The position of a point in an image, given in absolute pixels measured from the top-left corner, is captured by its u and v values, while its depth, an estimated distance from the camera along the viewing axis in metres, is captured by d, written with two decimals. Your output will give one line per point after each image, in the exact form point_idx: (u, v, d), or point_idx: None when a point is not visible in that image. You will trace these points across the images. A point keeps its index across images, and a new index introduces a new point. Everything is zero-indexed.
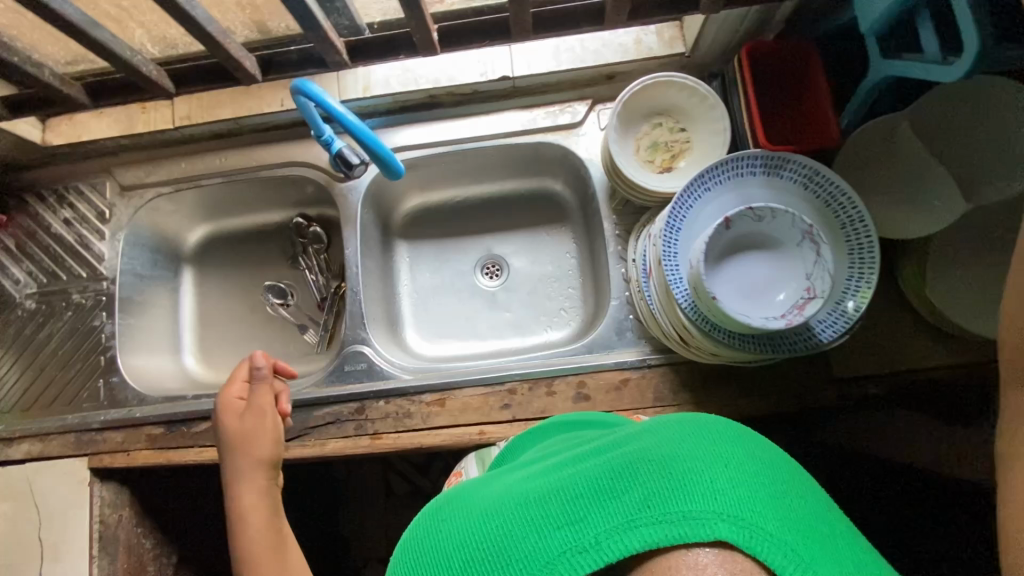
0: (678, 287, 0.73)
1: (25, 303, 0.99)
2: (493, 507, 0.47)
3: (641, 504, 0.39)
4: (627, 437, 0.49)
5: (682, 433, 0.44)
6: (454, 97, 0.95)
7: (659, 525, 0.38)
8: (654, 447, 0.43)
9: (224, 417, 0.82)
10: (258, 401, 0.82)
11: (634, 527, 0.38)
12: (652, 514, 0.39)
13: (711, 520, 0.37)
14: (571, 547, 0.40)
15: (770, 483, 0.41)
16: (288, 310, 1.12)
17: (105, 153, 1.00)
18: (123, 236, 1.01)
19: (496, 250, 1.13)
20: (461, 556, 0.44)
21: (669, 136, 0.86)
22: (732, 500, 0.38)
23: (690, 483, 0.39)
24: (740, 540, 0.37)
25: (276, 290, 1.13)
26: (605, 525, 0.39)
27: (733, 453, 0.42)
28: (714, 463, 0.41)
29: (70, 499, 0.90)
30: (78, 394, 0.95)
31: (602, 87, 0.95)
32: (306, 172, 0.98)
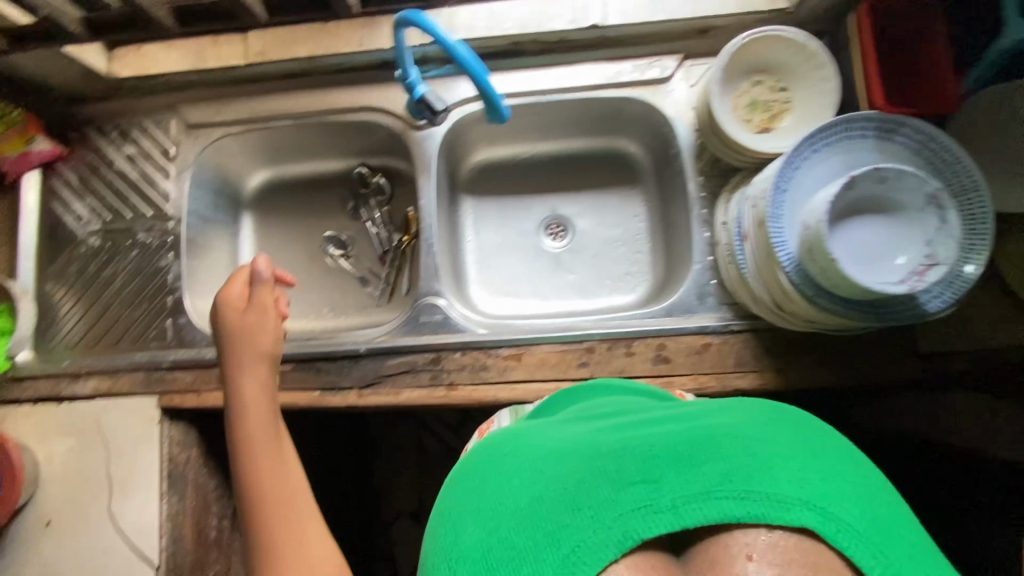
0: (783, 250, 0.71)
1: (88, 240, 0.97)
2: (552, 458, 0.46)
3: (723, 478, 0.39)
4: (695, 416, 0.49)
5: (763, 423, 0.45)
6: (539, 45, 0.92)
7: (743, 501, 0.38)
8: (738, 430, 0.44)
9: (223, 315, 0.81)
10: (259, 302, 0.81)
11: (714, 499, 0.39)
12: (734, 490, 0.39)
13: (800, 508, 0.38)
14: (646, 508, 0.39)
15: (852, 477, 0.41)
16: (348, 261, 1.11)
17: (171, 88, 0.97)
18: (188, 175, 0.98)
19: (561, 210, 1.10)
20: (521, 500, 0.43)
21: (769, 95, 0.82)
22: (818, 490, 0.39)
23: (777, 469, 0.40)
24: (826, 530, 0.37)
25: (336, 241, 1.12)
26: (684, 490, 0.39)
27: (813, 447, 0.43)
28: (796, 454, 0.41)
29: (141, 436, 0.90)
30: (145, 333, 0.94)
31: (693, 42, 0.91)
32: (379, 118, 0.95)
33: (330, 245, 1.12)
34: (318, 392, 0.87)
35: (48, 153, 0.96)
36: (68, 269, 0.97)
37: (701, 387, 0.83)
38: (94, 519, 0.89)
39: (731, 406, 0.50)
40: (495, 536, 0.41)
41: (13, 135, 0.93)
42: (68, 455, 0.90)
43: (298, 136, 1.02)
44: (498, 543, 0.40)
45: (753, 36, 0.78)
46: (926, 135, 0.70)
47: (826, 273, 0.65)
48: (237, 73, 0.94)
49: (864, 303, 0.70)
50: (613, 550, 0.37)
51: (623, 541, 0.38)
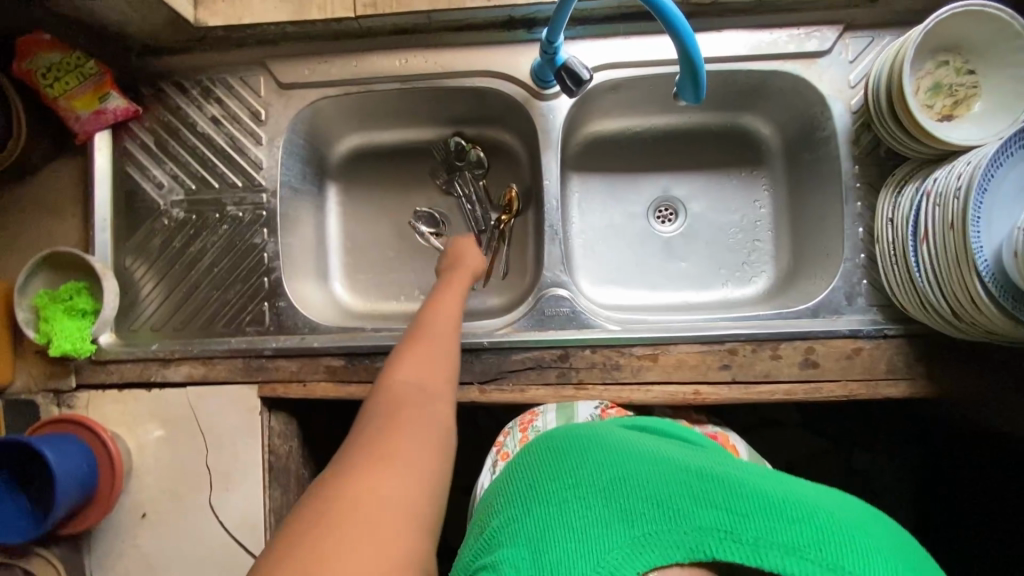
0: (981, 257, 0.65)
1: (171, 211, 0.88)
2: (655, 460, 0.51)
3: (815, 544, 0.43)
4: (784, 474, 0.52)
5: (853, 509, 0.47)
6: (688, 7, 0.81)
7: (812, 561, 0.42)
8: (832, 507, 0.47)
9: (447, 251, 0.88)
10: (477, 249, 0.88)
11: (792, 554, 0.43)
12: (808, 552, 0.43)
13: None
14: (723, 533, 0.44)
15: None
16: (439, 240, 1.02)
17: (263, 41, 0.85)
18: (281, 142, 0.88)
19: (673, 192, 1.01)
20: (609, 481, 0.49)
21: (954, 78, 0.74)
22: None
23: (853, 551, 0.43)
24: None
25: (429, 219, 1.02)
26: (771, 537, 0.43)
27: (895, 546, 0.45)
28: (890, 556, 0.43)
29: (241, 427, 0.84)
30: (240, 317, 0.87)
31: (859, 12, 0.81)
32: (499, 84, 0.85)
33: (422, 222, 1.02)
34: None
35: (122, 112, 0.85)
36: (149, 244, 0.88)
37: (850, 394, 0.78)
38: (194, 513, 0.84)
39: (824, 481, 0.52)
40: (579, 498, 0.48)
41: (88, 89, 0.81)
42: (162, 444, 0.84)
43: (400, 101, 0.92)
44: (584, 504, 0.47)
45: (955, 10, 0.69)
46: None
47: None
48: (341, 27, 0.83)
49: None
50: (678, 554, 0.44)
51: (693, 550, 0.44)
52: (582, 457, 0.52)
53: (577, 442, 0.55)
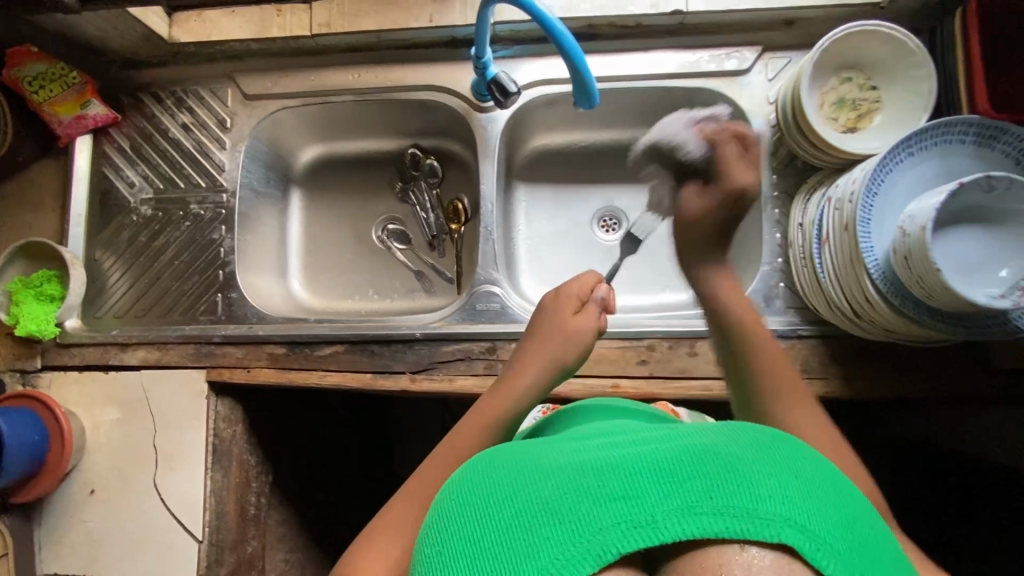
0: (871, 257, 0.68)
1: (140, 209, 0.95)
2: (538, 463, 0.39)
3: (706, 492, 0.34)
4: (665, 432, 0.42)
5: (750, 437, 0.39)
6: (614, 29, 0.88)
7: (720, 516, 0.33)
8: (720, 444, 0.38)
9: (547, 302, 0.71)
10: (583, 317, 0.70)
11: (694, 514, 0.34)
12: (714, 504, 0.34)
13: (779, 524, 0.33)
14: (626, 522, 0.34)
15: (841, 497, 0.37)
16: (406, 254, 1.08)
17: (231, 56, 0.94)
18: (244, 148, 0.96)
19: (615, 202, 1.06)
20: (498, 514, 0.36)
21: (859, 94, 0.78)
22: (800, 506, 0.34)
23: (754, 482, 0.35)
24: (801, 547, 0.33)
25: (400, 235, 1.09)
26: (664, 505, 0.34)
27: (798, 463, 0.38)
28: (774, 469, 0.36)
29: (187, 409, 0.89)
30: (194, 306, 0.93)
31: (776, 34, 0.87)
32: (442, 98, 0.93)
33: (394, 239, 1.09)
34: (370, 375, 0.86)
35: (102, 118, 0.94)
36: (118, 238, 0.95)
37: None
38: (139, 489, 0.88)
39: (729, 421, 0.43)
40: (470, 551, 0.35)
41: (70, 97, 0.90)
42: (114, 424, 0.89)
43: (356, 113, 1.00)
44: (477, 553, 0.35)
45: (851, 30, 0.74)
46: None
47: (920, 282, 0.62)
48: (299, 44, 0.91)
49: (950, 314, 0.67)
50: (588, 564, 0.33)
51: (602, 553, 0.33)
52: (467, 497, 0.39)
53: (461, 478, 0.41)
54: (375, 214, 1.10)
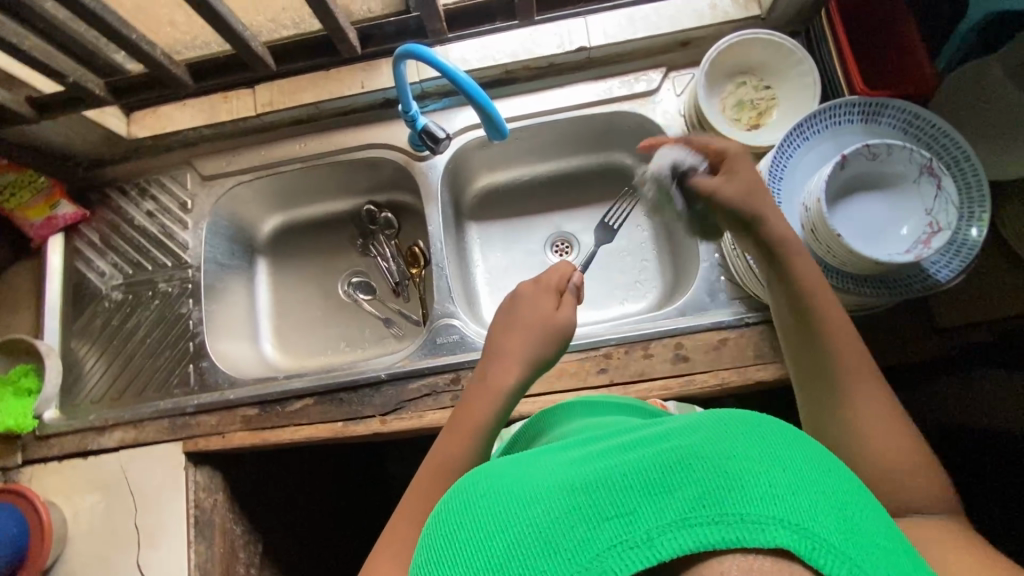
0: (788, 235, 0.72)
1: (111, 294, 1.01)
2: (531, 485, 0.41)
3: (698, 502, 0.35)
4: (653, 432, 0.43)
5: (744, 429, 0.39)
6: (530, 71, 0.97)
7: (714, 526, 0.34)
8: (708, 445, 0.38)
9: (529, 286, 0.70)
10: (542, 286, 0.69)
11: (688, 527, 0.34)
12: (707, 514, 0.34)
13: (774, 526, 0.33)
14: (620, 543, 0.34)
15: (841, 487, 0.36)
16: (372, 303, 1.11)
17: (186, 144, 1.02)
18: (205, 225, 1.02)
19: (565, 228, 1.12)
20: (497, 543, 0.37)
21: (754, 94, 0.86)
22: (797, 505, 0.34)
23: (748, 485, 0.35)
24: (800, 549, 0.33)
25: (364, 286, 1.13)
26: (657, 522, 0.34)
27: (795, 456, 0.37)
28: (771, 464, 0.36)
29: (166, 484, 0.89)
30: (168, 380, 0.96)
31: (676, 55, 0.96)
32: (385, 153, 1.00)
33: (359, 291, 1.12)
34: (341, 423, 0.87)
35: (72, 216, 1.01)
36: (91, 325, 1.00)
37: (722, 382, 0.82)
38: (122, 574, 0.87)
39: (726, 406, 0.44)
40: None
41: (40, 201, 0.98)
42: (94, 510, 0.90)
43: (308, 181, 1.07)
44: None
45: (733, 40, 0.83)
46: (909, 113, 0.72)
47: (830, 250, 0.66)
48: (246, 124, 1.00)
49: (869, 279, 0.71)
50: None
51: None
52: (465, 527, 0.40)
53: (458, 502, 0.43)
54: (339, 270, 1.14)
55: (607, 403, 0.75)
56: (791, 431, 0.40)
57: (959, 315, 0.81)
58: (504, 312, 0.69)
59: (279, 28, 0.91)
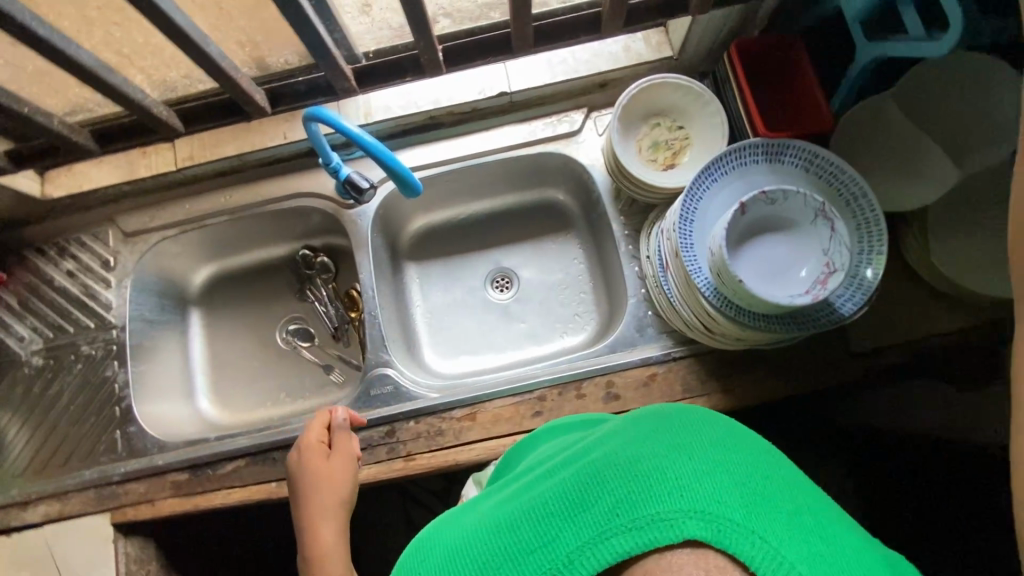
0: (699, 276, 0.74)
1: (31, 360, 0.97)
2: (485, 532, 0.48)
3: (612, 512, 0.40)
4: (582, 452, 0.49)
5: (652, 430, 0.45)
6: (453, 116, 0.98)
7: (625, 535, 0.39)
8: (619, 455, 0.43)
9: (297, 458, 0.80)
10: (317, 446, 0.80)
11: (604, 540, 0.39)
12: (620, 523, 0.39)
13: (680, 520, 0.38)
14: (548, 570, 0.40)
15: (741, 469, 0.42)
16: (311, 351, 1.10)
17: (107, 201, 1.00)
18: (130, 282, 0.99)
19: (504, 263, 1.12)
20: None
21: (669, 134, 0.89)
22: (698, 495, 0.39)
23: (655, 486, 0.40)
24: (705, 536, 0.37)
25: (303, 333, 1.11)
26: (577, 542, 0.40)
27: (696, 449, 0.43)
28: (673, 460, 0.42)
29: (93, 559, 0.86)
30: (95, 447, 0.92)
31: (595, 95, 0.98)
32: (313, 202, 1.00)
33: (298, 338, 1.11)
34: (275, 483, 0.86)
35: None
36: (11, 394, 0.96)
37: None
38: None
39: (650, 410, 0.49)
40: None
41: None
42: None
43: (238, 231, 1.05)
44: None
45: (643, 85, 0.86)
46: (808, 153, 0.75)
47: (735, 293, 0.68)
48: (167, 179, 0.98)
49: (779, 317, 0.73)
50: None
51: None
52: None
53: (433, 562, 0.50)
54: (277, 318, 1.12)
55: (564, 424, 0.74)
56: (698, 424, 0.46)
57: (872, 340, 0.84)
58: (295, 484, 0.79)
59: (193, 84, 0.86)
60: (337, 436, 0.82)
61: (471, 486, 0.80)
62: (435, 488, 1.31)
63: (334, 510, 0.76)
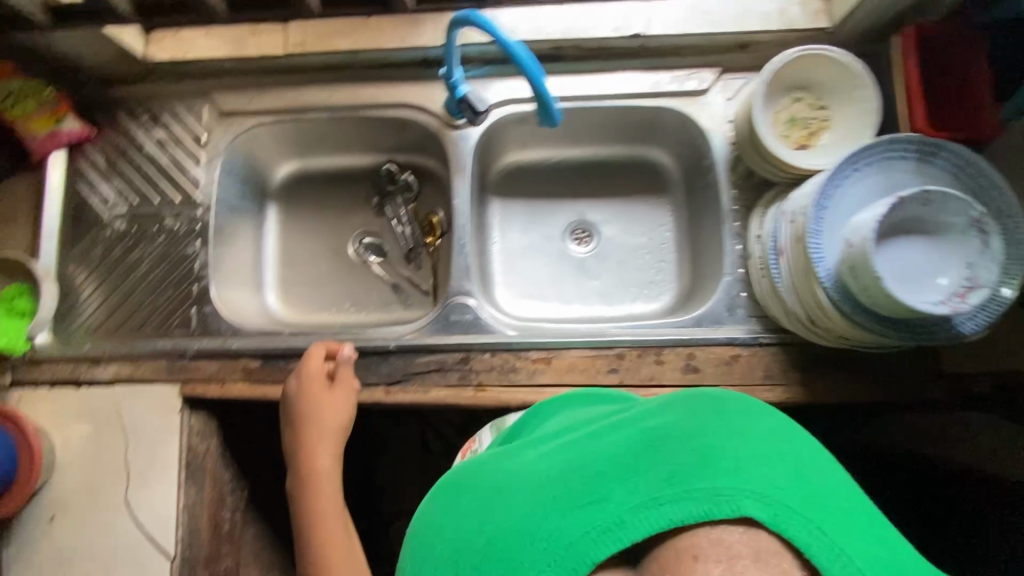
0: (823, 266, 0.72)
1: (114, 223, 0.96)
2: (522, 484, 0.48)
3: (667, 481, 0.40)
4: (629, 422, 0.49)
5: (706, 413, 0.44)
6: (580, 51, 0.93)
7: (681, 504, 0.38)
8: (675, 429, 0.43)
9: (298, 384, 0.83)
10: (319, 376, 0.83)
11: (659, 505, 0.39)
12: (675, 492, 0.39)
13: (738, 497, 0.37)
14: (595, 530, 0.39)
15: (796, 461, 0.41)
16: (381, 266, 1.09)
17: (207, 74, 0.97)
18: (219, 162, 0.97)
19: (588, 216, 1.09)
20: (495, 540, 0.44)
21: (808, 112, 0.84)
22: (756, 478, 0.39)
23: (713, 464, 0.40)
24: (761, 517, 0.37)
25: (376, 248, 1.09)
26: (630, 502, 0.39)
27: (753, 434, 0.42)
28: (730, 442, 0.41)
29: (160, 425, 0.88)
30: (168, 321, 0.93)
31: (732, 56, 0.92)
32: (416, 115, 0.96)
33: (370, 252, 1.09)
34: None
35: (78, 133, 0.95)
36: (91, 252, 0.96)
37: None
38: (109, 507, 0.87)
39: (698, 393, 0.49)
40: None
41: (45, 113, 0.92)
42: (82, 440, 0.88)
43: (331, 131, 1.02)
44: None
45: (798, 54, 0.80)
46: (965, 159, 0.72)
47: (867, 289, 0.66)
48: (274, 62, 0.95)
49: (897, 321, 0.70)
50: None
51: (580, 562, 0.39)
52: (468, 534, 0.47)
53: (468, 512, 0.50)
54: (351, 227, 1.10)
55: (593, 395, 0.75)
56: (752, 414, 0.45)
57: (966, 362, 0.83)
58: (293, 409, 0.83)
59: None
60: (338, 368, 0.85)
61: (485, 432, 0.81)
62: (465, 424, 1.33)
63: (331, 435, 0.82)
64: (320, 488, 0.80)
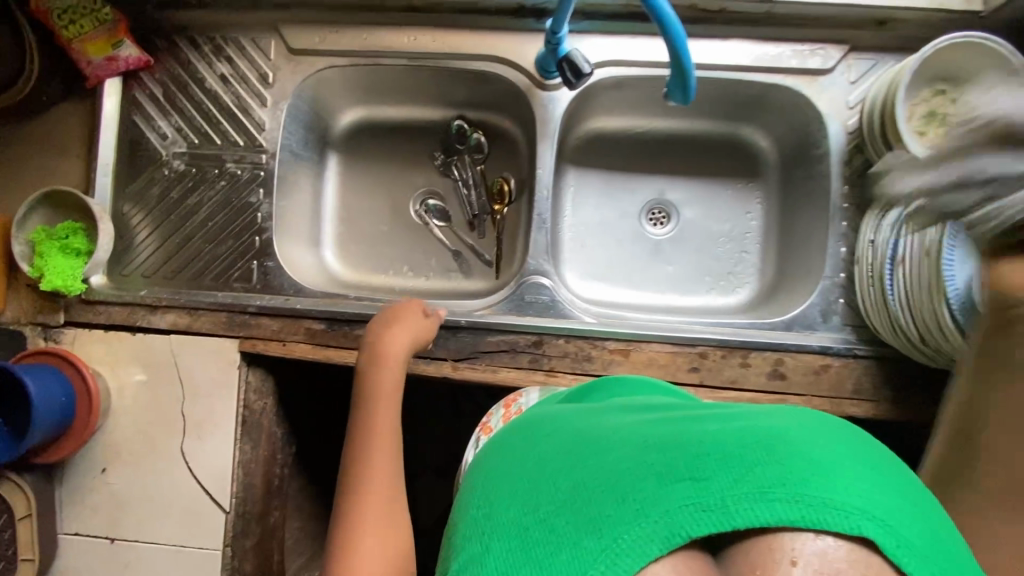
0: (952, 286, 0.66)
1: (173, 162, 0.90)
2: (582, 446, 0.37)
3: (781, 477, 0.29)
4: (721, 415, 0.38)
5: (826, 427, 0.34)
6: (694, 12, 0.84)
7: (793, 504, 0.28)
8: (786, 430, 0.32)
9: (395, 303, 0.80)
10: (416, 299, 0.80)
11: (769, 501, 0.28)
12: (788, 492, 0.28)
13: (860, 517, 0.27)
14: (691, 504, 0.28)
15: (918, 502, 0.31)
16: (444, 231, 1.03)
17: (277, 6, 0.88)
18: (286, 105, 0.90)
19: (667, 195, 1.02)
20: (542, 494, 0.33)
21: (950, 108, 0.76)
22: (883, 502, 0.28)
23: (835, 470, 0.29)
24: (884, 544, 0.27)
25: (440, 212, 1.03)
26: (733, 489, 0.29)
27: (880, 463, 0.32)
28: (858, 460, 0.31)
29: (217, 379, 0.86)
30: (227, 273, 0.89)
31: (864, 34, 0.82)
32: (504, 71, 0.88)
33: (432, 215, 1.03)
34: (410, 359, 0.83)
35: (135, 61, 0.88)
36: (148, 192, 0.90)
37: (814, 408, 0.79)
38: (165, 457, 0.86)
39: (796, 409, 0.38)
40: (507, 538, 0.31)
41: (101, 36, 0.85)
42: (139, 388, 0.86)
43: (406, 80, 0.94)
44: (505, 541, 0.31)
45: (952, 40, 0.71)
46: None
47: None
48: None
49: None
50: (655, 547, 0.27)
51: (669, 537, 0.28)
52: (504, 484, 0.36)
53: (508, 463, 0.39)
54: (414, 185, 1.03)
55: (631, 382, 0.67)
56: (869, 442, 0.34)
57: None
58: (380, 321, 0.77)
59: None
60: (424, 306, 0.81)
61: (532, 389, 0.76)
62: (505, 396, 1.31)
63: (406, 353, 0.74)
64: (375, 397, 0.67)
